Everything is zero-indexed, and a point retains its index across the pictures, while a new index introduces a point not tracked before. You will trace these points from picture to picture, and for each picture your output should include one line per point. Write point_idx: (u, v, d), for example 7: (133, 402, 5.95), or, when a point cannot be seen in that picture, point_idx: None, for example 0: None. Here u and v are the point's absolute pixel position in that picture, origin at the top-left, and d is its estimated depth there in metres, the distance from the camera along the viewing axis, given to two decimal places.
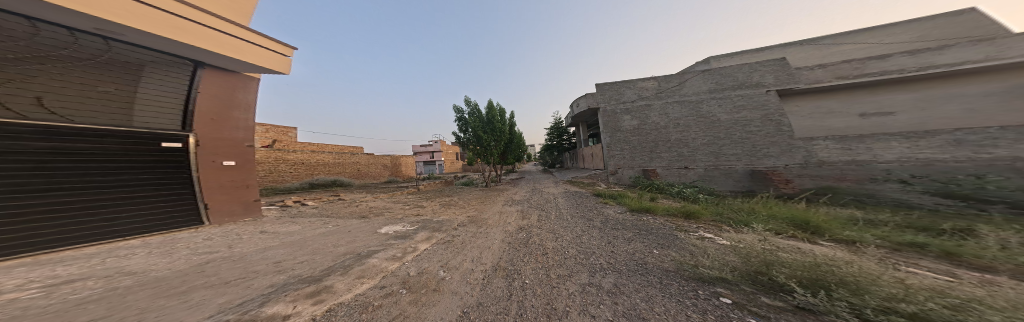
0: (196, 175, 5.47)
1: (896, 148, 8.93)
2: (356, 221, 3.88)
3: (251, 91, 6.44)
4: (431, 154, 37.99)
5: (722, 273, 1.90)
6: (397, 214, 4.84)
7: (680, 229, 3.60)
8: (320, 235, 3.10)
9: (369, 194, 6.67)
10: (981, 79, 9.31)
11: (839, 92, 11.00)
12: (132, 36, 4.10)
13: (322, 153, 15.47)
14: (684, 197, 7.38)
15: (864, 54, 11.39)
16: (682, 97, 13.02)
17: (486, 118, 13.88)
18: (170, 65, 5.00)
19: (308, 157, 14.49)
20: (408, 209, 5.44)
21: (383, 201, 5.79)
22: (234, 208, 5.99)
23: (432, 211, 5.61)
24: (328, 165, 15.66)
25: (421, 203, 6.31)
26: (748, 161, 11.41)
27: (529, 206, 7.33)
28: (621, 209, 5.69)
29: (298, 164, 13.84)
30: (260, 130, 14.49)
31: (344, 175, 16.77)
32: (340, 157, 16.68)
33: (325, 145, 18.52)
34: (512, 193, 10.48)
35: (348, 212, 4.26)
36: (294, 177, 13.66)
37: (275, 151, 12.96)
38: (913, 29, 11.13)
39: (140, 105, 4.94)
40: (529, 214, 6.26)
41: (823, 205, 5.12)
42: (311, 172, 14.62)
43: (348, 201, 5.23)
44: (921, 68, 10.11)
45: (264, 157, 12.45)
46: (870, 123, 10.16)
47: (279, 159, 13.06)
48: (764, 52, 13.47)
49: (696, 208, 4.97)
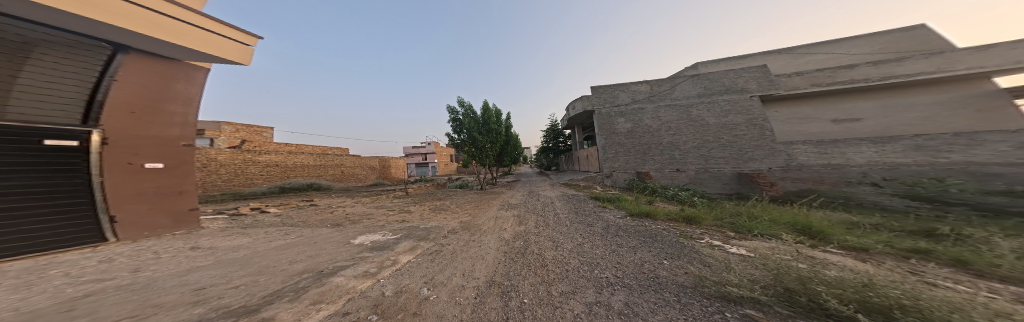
0: (101, 180, 4.14)
1: (865, 152, 9.55)
2: (328, 230, 3.36)
3: (194, 81, 5.31)
4: (423, 156, 37.00)
5: (749, 291, 1.61)
6: (379, 220, 4.34)
7: (686, 236, 3.42)
8: (277, 247, 2.56)
9: (349, 198, 6.07)
10: (934, 89, 10.16)
11: (814, 99, 11.60)
12: (63, 20, 3.25)
13: (299, 154, 14.32)
14: (681, 200, 7.32)
15: (836, 63, 12.08)
16: (673, 101, 13.41)
17: (481, 119, 13.49)
18: (73, 46, 3.78)
19: (283, 159, 13.31)
20: (392, 214, 4.93)
21: (366, 205, 5.25)
22: (156, 219, 4.72)
23: (420, 217, 5.13)
24: (305, 167, 14.52)
25: (408, 207, 5.80)
26: (735, 164, 11.80)
27: (526, 210, 7.00)
28: (621, 214, 5.52)
29: (271, 166, 12.63)
30: (229, 129, 13.25)
31: (324, 178, 15.64)
32: (320, 158, 15.56)
33: (305, 145, 17.31)
34: (508, 197, 10.14)
35: (319, 220, 3.70)
36: (266, 180, 12.36)
37: (244, 151, 11.56)
38: (873, 42, 11.90)
39: (19, 93, 3.58)
40: (525, 219, 5.92)
41: (813, 208, 5.24)
42: (287, 175, 13.43)
43: (324, 206, 4.66)
44: (884, 77, 10.64)
45: (232, 159, 11.06)
46: (841, 128, 10.84)
47: (249, 160, 11.72)
48: (747, 59, 14.09)
49: (695, 212, 4.84)
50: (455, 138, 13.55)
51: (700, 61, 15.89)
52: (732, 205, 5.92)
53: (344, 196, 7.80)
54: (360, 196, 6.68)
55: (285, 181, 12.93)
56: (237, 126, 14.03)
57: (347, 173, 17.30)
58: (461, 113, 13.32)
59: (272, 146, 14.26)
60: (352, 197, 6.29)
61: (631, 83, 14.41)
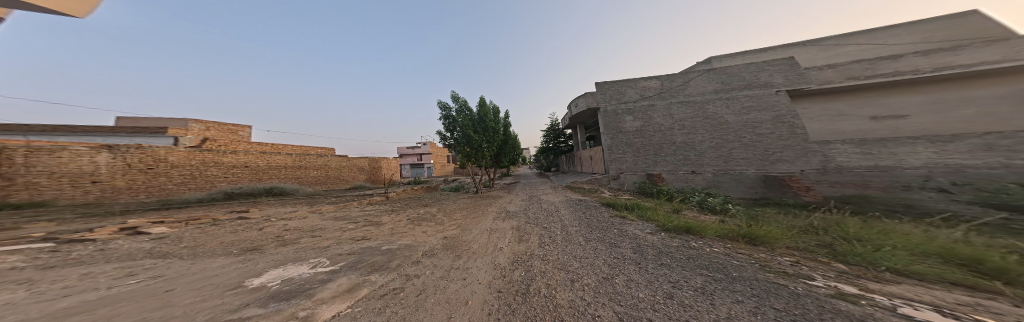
0: None
1: (921, 153, 8.28)
2: (222, 262, 2.11)
3: None
4: (420, 157, 36.15)
5: None
6: (331, 239, 3.16)
7: (775, 269, 2.25)
8: (60, 304, 1.31)
9: (308, 206, 4.92)
10: (995, 82, 8.84)
11: (847, 94, 10.46)
12: None
13: (274, 155, 13.43)
14: (714, 210, 6.05)
15: (872, 54, 10.86)
16: (686, 98, 12.28)
17: (477, 117, 12.41)
18: None
19: (254, 160, 12.44)
20: (354, 228, 3.73)
21: (323, 216, 4.08)
22: None
23: (391, 232, 3.92)
24: (281, 168, 13.62)
25: (380, 218, 4.63)
26: (759, 166, 10.59)
27: (527, 222, 5.79)
28: (649, 228, 4.34)
29: (239, 168, 11.77)
30: (199, 128, 12.68)
31: (304, 180, 14.80)
32: (299, 159, 14.72)
33: (284, 145, 16.29)
34: (506, 202, 8.98)
35: (224, 243, 2.49)
36: (231, 183, 11.42)
37: (204, 151, 10.59)
38: (916, 31, 10.74)
39: None
40: (526, 235, 4.71)
41: (892, 223, 4.16)
42: (258, 177, 12.51)
43: (260, 219, 3.49)
44: (936, 68, 9.52)
45: (190, 160, 10.14)
46: (883, 126, 9.57)
47: (210, 161, 10.77)
48: (767, 53, 13.03)
49: (750, 229, 3.61)
50: (449, 137, 12.41)
51: (714, 55, 14.74)
52: (787, 217, 4.67)
53: (307, 202, 6.61)
54: (325, 202, 5.54)
55: (255, 184, 12.12)
56: (210, 125, 13.33)
57: (330, 174, 16.57)
58: (456, 110, 12.20)
59: (244, 146, 13.23)
60: (315, 204, 5.16)
61: (639, 78, 13.38)
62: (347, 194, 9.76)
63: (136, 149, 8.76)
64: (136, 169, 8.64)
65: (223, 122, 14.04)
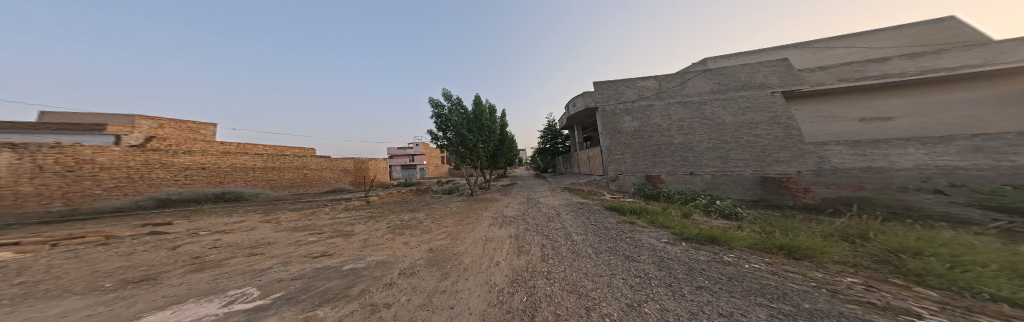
0: None
1: (913, 154, 8.35)
2: (58, 307, 1.30)
3: None
4: (411, 158, 35.00)
5: None
6: (274, 253, 2.34)
7: (854, 298, 1.71)
8: None
9: (267, 214, 4.10)
10: (972, 86, 9.18)
11: (837, 97, 10.68)
12: None
13: (240, 155, 12.28)
14: (727, 216, 5.64)
15: (859, 57, 11.11)
16: (683, 98, 12.18)
17: (471, 115, 11.76)
18: None
19: (215, 161, 11.16)
20: (315, 240, 2.93)
21: (280, 226, 3.27)
22: None
23: (363, 245, 3.14)
24: (248, 170, 12.42)
25: (353, 227, 3.84)
26: (757, 168, 10.53)
27: (526, 229, 5.17)
28: (663, 236, 3.89)
29: (196, 170, 10.42)
30: (149, 126, 11.45)
31: (276, 183, 13.61)
32: (271, 160, 13.60)
33: (253, 146, 15.03)
34: (502, 206, 8.34)
35: (95, 272, 1.68)
36: (184, 187, 9.92)
37: (149, 151, 9.10)
38: (899, 35, 11.04)
39: None
40: (527, 245, 4.12)
41: (917, 229, 3.88)
42: (221, 180, 11.22)
43: (186, 237, 2.64)
44: (921, 72, 9.65)
45: (126, 161, 8.47)
46: (871, 127, 9.76)
47: (156, 162, 9.18)
48: (759, 55, 13.19)
49: (783, 238, 3.16)
50: (440, 136, 11.67)
51: (708, 57, 14.81)
52: (807, 222, 4.33)
53: (273, 208, 5.70)
54: (292, 208, 4.71)
55: (215, 188, 10.85)
56: (164, 121, 12.09)
57: (309, 176, 15.55)
58: (448, 108, 11.50)
59: (202, 146, 11.76)
60: (276, 212, 4.32)
61: (637, 78, 13.21)
62: (325, 199, 8.82)
63: (51, 148, 7.11)
64: (49, 172, 6.96)
65: (182, 120, 12.81)
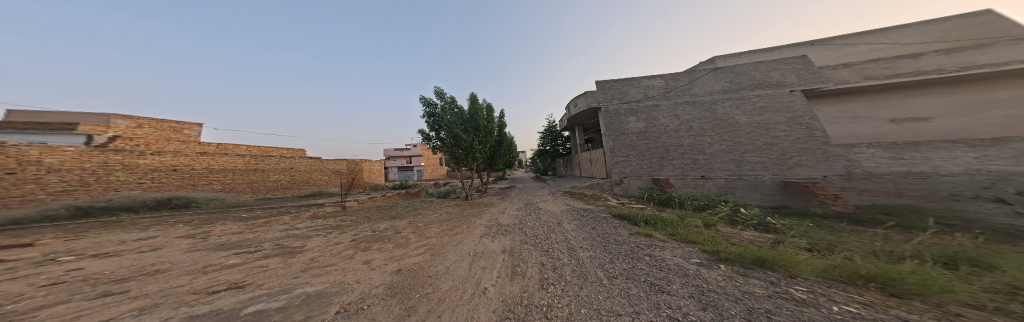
0: None
1: (960, 158, 7.47)
2: None
3: None
4: (409, 159, 34.76)
5: None
6: (149, 285, 1.60)
7: None
8: None
9: (202, 226, 3.35)
10: (1019, 83, 8.35)
11: (861, 96, 9.93)
12: None
13: (219, 156, 11.89)
14: (756, 227, 4.82)
15: (885, 54, 10.33)
16: (693, 98, 11.45)
17: (467, 115, 11.20)
18: None
19: (189, 162, 10.73)
20: (236, 262, 2.19)
21: (200, 243, 2.52)
22: None
23: (306, 266, 2.40)
24: (228, 172, 12.07)
25: (306, 241, 3.08)
26: (776, 171, 9.65)
27: (522, 242, 4.43)
28: (692, 256, 3.10)
29: (166, 171, 9.93)
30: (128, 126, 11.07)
31: (258, 185, 13.28)
32: (254, 161, 13.28)
33: (234, 146, 14.66)
34: (498, 212, 7.61)
35: None
36: (149, 190, 9.38)
37: (110, 151, 8.67)
38: (930, 29, 10.27)
39: None
40: (522, 267, 3.35)
41: (999, 248, 3.17)
42: (194, 184, 10.72)
43: (44, 268, 1.87)
44: (962, 67, 8.93)
45: (81, 162, 7.96)
46: (903, 129, 8.94)
47: (116, 163, 8.70)
48: (774, 52, 12.46)
49: (865, 263, 2.34)
50: (434, 137, 11.03)
51: (718, 55, 13.99)
52: (858, 238, 3.60)
53: (223, 217, 4.91)
54: (247, 217, 3.99)
55: (187, 192, 10.34)
56: (143, 121, 11.72)
57: (296, 178, 15.23)
58: (442, 107, 10.89)
59: (175, 146, 11.36)
60: (222, 223, 3.59)
61: (642, 77, 12.53)
62: (300, 204, 8.07)
63: None
64: None
65: (162, 120, 12.47)
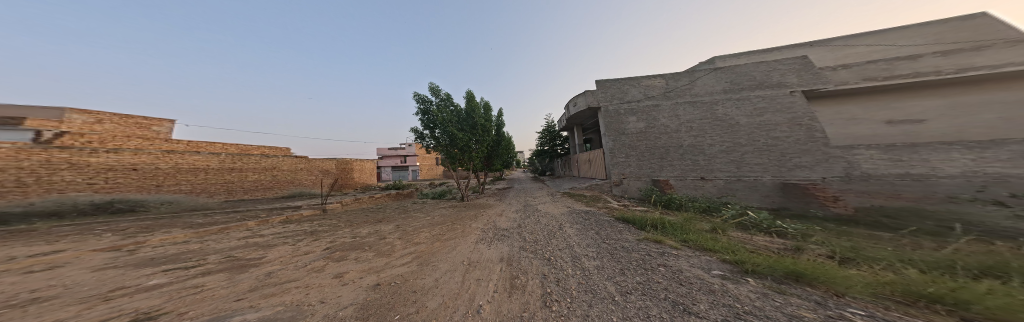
0: None
1: (958, 160, 7.46)
2: None
3: None
4: (403, 158, 34.01)
5: None
6: None
7: None
8: None
9: (138, 237, 2.83)
10: (1013, 85, 8.47)
11: (859, 98, 9.98)
12: None
13: (190, 154, 11.16)
14: (768, 232, 4.56)
15: (882, 56, 10.45)
16: (693, 98, 11.31)
17: (464, 113, 10.80)
18: None
19: (151, 161, 9.94)
20: (157, 283, 1.70)
21: (120, 259, 2.02)
22: None
23: (258, 283, 1.94)
24: (199, 172, 11.27)
25: (265, 250, 2.58)
26: (775, 173, 9.53)
27: (521, 250, 4.05)
28: (711, 268, 2.76)
29: (123, 171, 9.14)
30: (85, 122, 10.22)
31: (234, 186, 12.51)
32: (230, 160, 12.58)
33: (205, 143, 13.85)
34: (495, 215, 7.18)
35: None
36: (102, 191, 8.52)
37: (54, 149, 7.91)
38: (926, 32, 10.40)
39: None
40: (520, 280, 2.94)
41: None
42: (157, 184, 9.91)
43: None
44: (959, 69, 9.03)
45: (17, 160, 7.20)
46: (900, 131, 8.95)
47: (62, 162, 7.92)
48: (773, 53, 12.49)
49: (918, 277, 2.02)
50: (428, 135, 10.54)
51: (717, 56, 13.97)
52: (883, 247, 3.33)
53: (179, 222, 4.33)
54: (202, 224, 3.43)
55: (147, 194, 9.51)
56: (103, 116, 10.80)
57: (278, 178, 14.63)
58: (437, 104, 10.44)
59: (132, 143, 10.41)
60: (168, 233, 3.04)
61: (642, 76, 12.36)
62: (278, 207, 7.48)
63: None
64: None
65: (129, 115, 11.60)
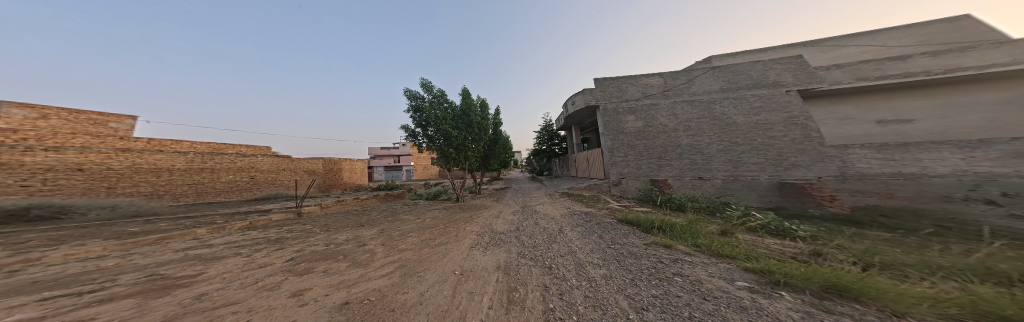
0: None
1: (949, 159, 7.54)
2: None
3: None
4: (397, 158, 33.14)
5: None
6: None
7: None
8: None
9: (39, 255, 2.27)
10: (996, 87, 8.71)
11: (851, 98, 10.10)
12: None
13: (149, 153, 10.26)
14: (777, 234, 4.36)
15: (873, 56, 10.62)
16: (691, 97, 11.22)
17: (459, 110, 10.34)
18: None
19: (102, 161, 8.98)
20: (20, 317, 1.18)
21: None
22: None
23: (187, 302, 1.48)
24: (162, 173, 10.43)
25: (208, 262, 2.06)
26: (772, 172, 9.50)
27: (519, 256, 3.67)
28: (733, 280, 2.42)
29: (67, 172, 8.19)
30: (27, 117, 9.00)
31: (205, 188, 11.75)
32: (199, 159, 11.74)
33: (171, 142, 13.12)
34: (491, 217, 6.80)
35: None
36: (41, 194, 7.56)
37: None
38: (915, 33, 10.63)
39: None
40: (519, 293, 2.55)
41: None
42: (107, 185, 8.94)
43: None
44: (948, 70, 9.21)
45: None
46: (890, 130, 9.07)
47: None
48: (768, 53, 12.56)
49: (987, 292, 1.72)
50: (420, 134, 10.00)
51: (713, 55, 14.00)
52: (904, 255, 3.12)
53: (117, 231, 3.72)
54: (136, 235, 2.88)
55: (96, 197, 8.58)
56: (49, 111, 9.57)
57: (256, 179, 13.91)
58: (429, 100, 9.93)
59: (79, 140, 9.74)
60: (86, 247, 2.47)
61: (641, 75, 12.19)
62: (251, 211, 6.85)
63: None
64: None
65: (85, 111, 10.63)
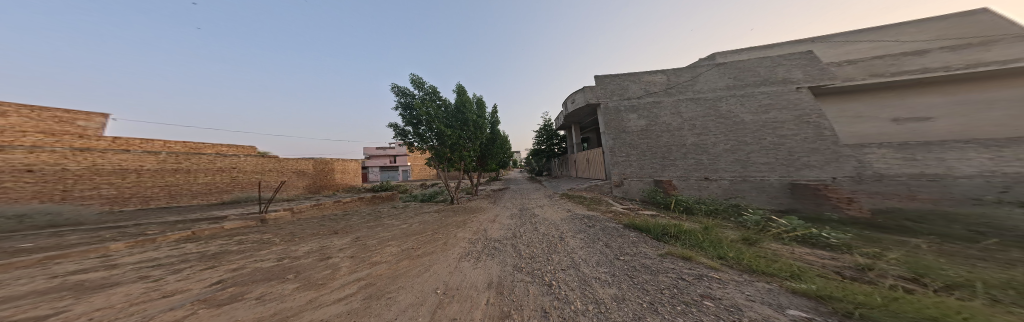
0: None
1: (975, 159, 7.04)
2: None
3: None
4: (393, 158, 32.66)
5: None
6: None
7: None
8: None
9: None
10: (1017, 83, 8.33)
11: (864, 95, 9.65)
12: None
13: (113, 152, 9.76)
14: (805, 242, 3.86)
15: (885, 52, 10.20)
16: (695, 94, 10.77)
17: (454, 108, 9.83)
18: None
19: (56, 161, 8.44)
20: None
21: None
22: None
23: None
24: (130, 174, 9.98)
25: (82, 292, 1.51)
26: (783, 173, 8.94)
27: (513, 271, 3.11)
28: (780, 307, 1.87)
29: (15, 173, 7.62)
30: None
31: (180, 190, 11.29)
32: (173, 159, 11.27)
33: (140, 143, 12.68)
34: (486, 221, 6.29)
35: None
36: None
37: None
38: (930, 28, 10.23)
39: None
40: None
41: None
42: (65, 186, 8.43)
43: None
44: (968, 65, 8.79)
45: None
46: (906, 129, 8.64)
47: None
48: (775, 49, 12.15)
49: None
50: (411, 133, 9.48)
51: (717, 52, 13.58)
52: (971, 271, 2.61)
53: (27, 247, 3.13)
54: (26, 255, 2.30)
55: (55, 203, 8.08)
56: (8, 108, 9.04)
57: (238, 179, 13.40)
58: (420, 97, 9.43)
59: (29, 139, 8.97)
60: None
61: (643, 72, 11.74)
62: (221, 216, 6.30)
63: None
64: None
65: (50, 109, 10.15)
